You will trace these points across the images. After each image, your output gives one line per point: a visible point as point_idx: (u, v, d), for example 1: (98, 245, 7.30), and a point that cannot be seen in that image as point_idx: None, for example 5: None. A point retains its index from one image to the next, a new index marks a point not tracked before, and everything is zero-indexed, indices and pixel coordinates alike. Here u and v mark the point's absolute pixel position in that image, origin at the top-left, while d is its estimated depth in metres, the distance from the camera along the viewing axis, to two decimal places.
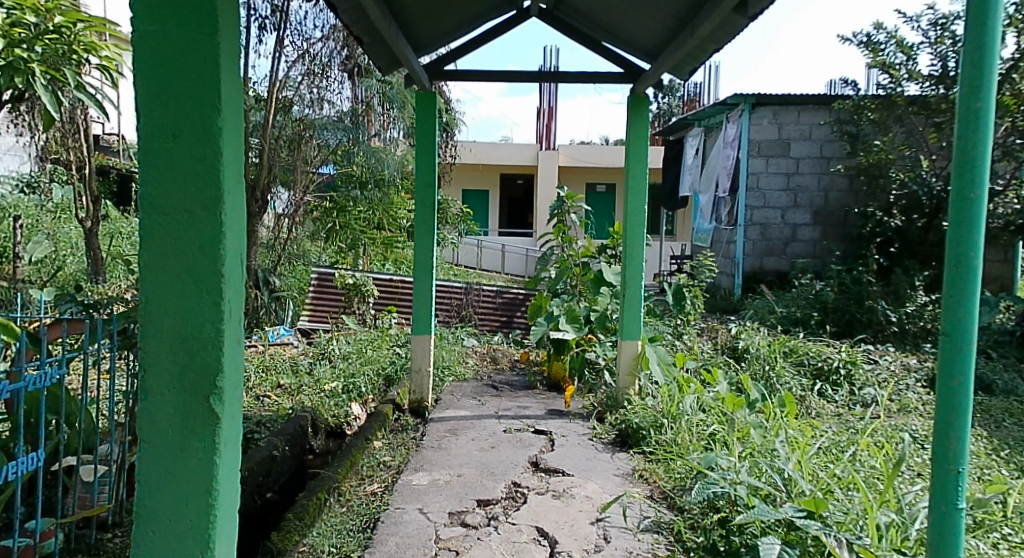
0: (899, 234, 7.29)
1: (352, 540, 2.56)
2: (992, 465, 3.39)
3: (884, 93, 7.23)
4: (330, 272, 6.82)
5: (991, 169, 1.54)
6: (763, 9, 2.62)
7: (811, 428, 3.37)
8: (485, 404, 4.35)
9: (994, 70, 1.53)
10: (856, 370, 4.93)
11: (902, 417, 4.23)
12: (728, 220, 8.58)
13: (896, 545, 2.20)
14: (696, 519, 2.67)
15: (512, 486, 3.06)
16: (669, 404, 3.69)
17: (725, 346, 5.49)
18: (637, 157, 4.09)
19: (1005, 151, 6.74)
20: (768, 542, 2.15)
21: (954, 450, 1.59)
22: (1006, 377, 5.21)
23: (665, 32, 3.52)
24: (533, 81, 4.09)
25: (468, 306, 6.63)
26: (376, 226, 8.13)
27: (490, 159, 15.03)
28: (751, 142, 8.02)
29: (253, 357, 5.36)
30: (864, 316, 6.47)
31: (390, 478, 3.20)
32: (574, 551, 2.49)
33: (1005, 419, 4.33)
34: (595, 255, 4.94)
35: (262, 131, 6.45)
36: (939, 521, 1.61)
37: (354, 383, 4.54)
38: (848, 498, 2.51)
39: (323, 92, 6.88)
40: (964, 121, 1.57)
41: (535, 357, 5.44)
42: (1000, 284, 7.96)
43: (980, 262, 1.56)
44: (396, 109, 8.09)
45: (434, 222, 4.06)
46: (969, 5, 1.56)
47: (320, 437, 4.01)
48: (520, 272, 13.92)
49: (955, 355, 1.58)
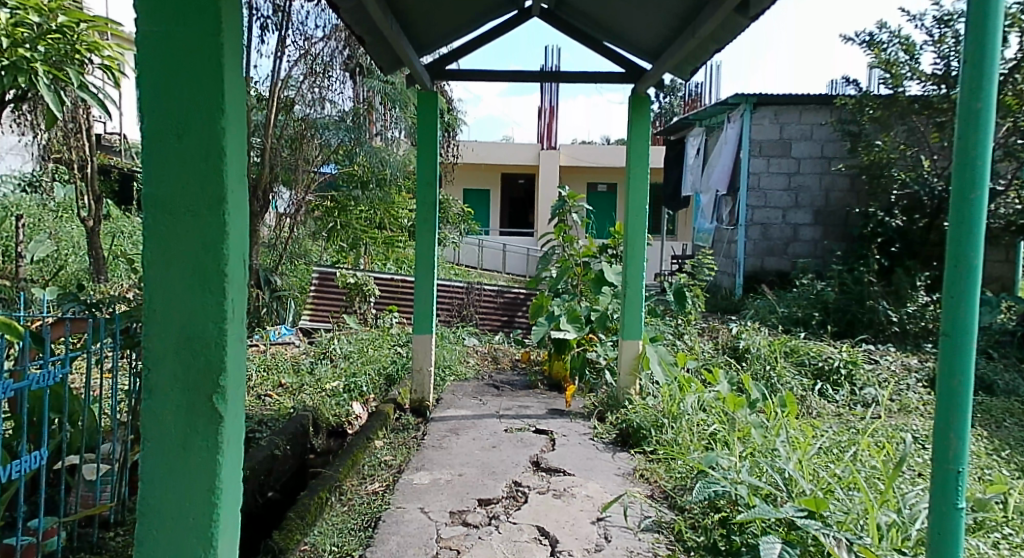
0: (900, 234, 7.29)
1: (353, 539, 2.56)
2: (993, 465, 3.39)
3: (886, 92, 7.24)
4: (331, 272, 6.82)
5: (990, 170, 1.55)
6: (764, 9, 2.62)
7: (811, 428, 3.37)
8: (485, 404, 4.35)
9: (995, 71, 1.53)
10: (856, 370, 4.93)
11: (902, 418, 4.24)
12: (729, 220, 8.58)
13: (897, 545, 2.21)
14: (697, 519, 2.67)
15: (513, 486, 3.06)
16: (670, 404, 3.69)
17: (726, 346, 5.49)
18: (638, 156, 4.09)
19: (1006, 151, 6.75)
20: (769, 542, 2.15)
21: (954, 450, 1.59)
22: (1007, 377, 5.22)
23: (666, 32, 3.51)
24: (534, 81, 4.10)
25: (469, 305, 6.64)
26: (377, 225, 8.15)
27: (490, 158, 15.05)
28: (752, 142, 8.01)
29: (254, 356, 5.37)
30: (866, 316, 6.47)
31: (391, 478, 3.20)
32: (574, 551, 2.49)
33: (1006, 419, 4.33)
34: (596, 255, 4.94)
35: (263, 130, 6.45)
36: (938, 520, 1.61)
37: (355, 382, 4.55)
38: (848, 499, 2.51)
39: (325, 92, 6.89)
40: (965, 122, 1.57)
41: (536, 357, 5.44)
42: (1002, 284, 7.95)
43: (980, 262, 1.56)
44: (398, 109, 8.10)
45: (435, 222, 4.06)
46: (969, 4, 1.56)
47: (320, 436, 4.01)
48: (521, 272, 13.93)
49: (954, 353, 1.58)
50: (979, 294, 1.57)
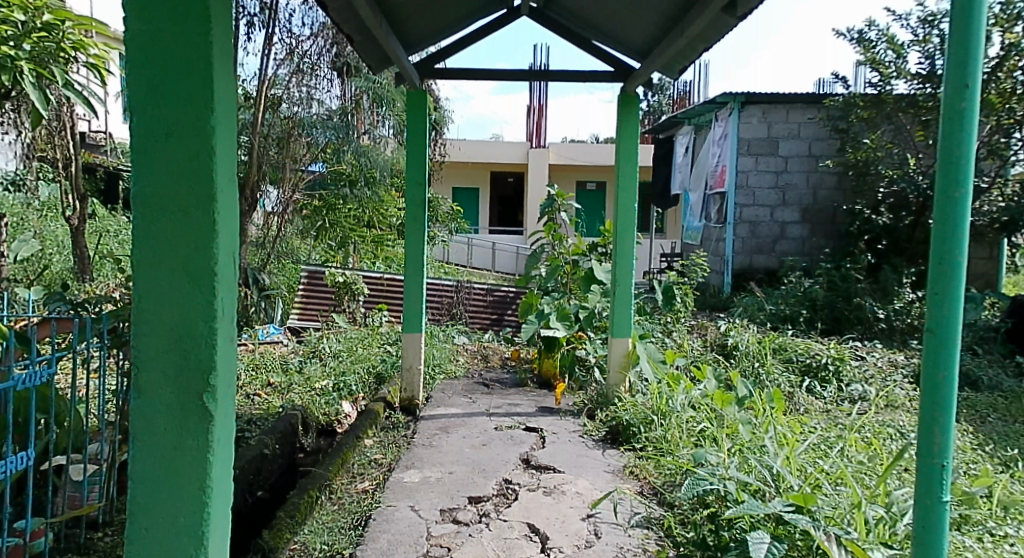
0: (887, 231, 7.34)
1: (344, 537, 2.57)
2: (978, 460, 3.43)
3: (874, 91, 7.30)
4: (320, 270, 6.79)
5: (974, 169, 1.56)
6: (752, 9, 2.63)
7: (799, 424, 3.38)
8: (476, 402, 4.36)
9: (976, 72, 1.55)
10: (844, 366, 4.97)
11: (888, 413, 4.28)
12: (717, 218, 8.64)
13: (884, 539, 2.23)
14: (686, 514, 2.70)
15: (504, 483, 3.07)
16: (659, 401, 3.71)
17: (715, 343, 5.51)
18: (627, 155, 4.11)
19: (990, 149, 6.85)
20: (757, 537, 2.15)
21: (938, 444, 1.61)
22: (991, 373, 5.27)
23: (656, 31, 3.52)
24: (523, 80, 4.10)
25: (458, 304, 6.64)
26: (366, 223, 8.28)
27: (479, 157, 15.06)
28: (740, 140, 8.06)
29: (242, 355, 5.34)
30: (853, 314, 6.52)
31: (381, 476, 3.20)
32: (564, 547, 2.50)
33: (990, 416, 4.38)
34: (585, 254, 4.96)
35: (250, 129, 6.39)
36: (923, 513, 1.63)
37: (344, 380, 4.53)
38: (835, 493, 2.54)
39: (312, 91, 6.86)
40: (949, 121, 1.58)
41: (526, 355, 5.45)
42: (986, 281, 8.04)
43: (964, 260, 1.58)
44: (386, 108, 8.17)
45: (424, 220, 4.05)
46: (955, 3, 1.57)
47: (311, 435, 4.01)
48: (510, 271, 13.96)
49: (932, 350, 1.61)
50: (964, 291, 1.58)
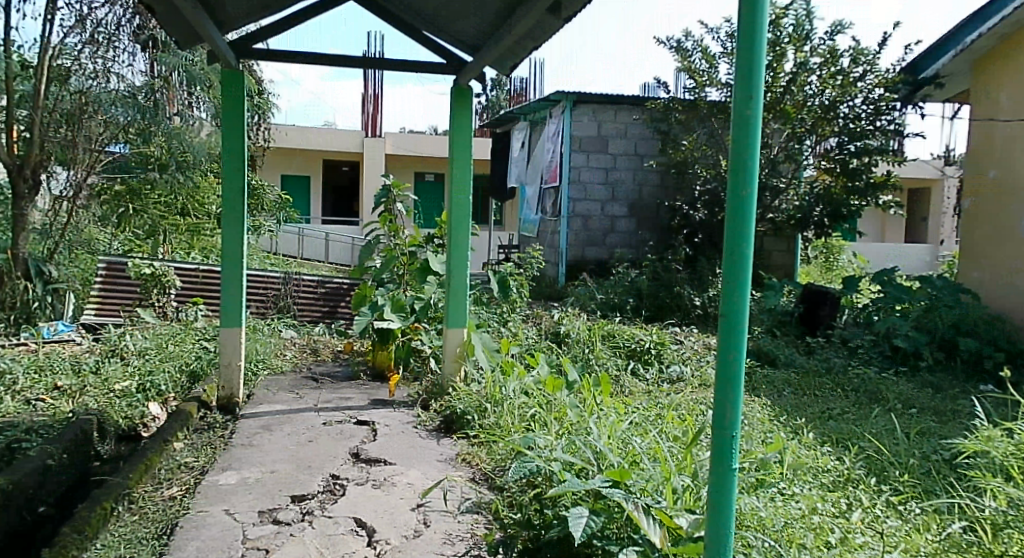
0: (703, 225, 7.95)
1: (143, 548, 2.37)
2: (774, 429, 3.81)
3: (690, 96, 7.85)
4: (121, 260, 6.26)
5: (759, 169, 1.71)
6: (576, 12, 2.74)
7: (622, 405, 3.58)
8: (303, 397, 4.19)
9: (760, 81, 1.70)
10: (664, 350, 5.32)
11: (701, 392, 4.64)
12: (551, 211, 8.94)
13: (689, 505, 2.41)
14: (514, 496, 2.77)
15: (331, 479, 2.98)
16: (493, 389, 3.77)
17: (548, 332, 5.69)
18: (461, 146, 4.11)
19: (787, 153, 7.64)
20: (578, 513, 2.23)
21: (729, 418, 1.75)
22: (787, 352, 5.87)
23: (486, 26, 3.55)
24: (353, 67, 3.98)
25: (287, 296, 6.36)
26: (178, 211, 7.77)
27: (312, 145, 14.51)
28: (573, 137, 8.38)
29: (30, 356, 4.77)
30: (673, 301, 7.00)
31: (193, 480, 2.99)
32: (392, 538, 2.47)
33: (784, 390, 4.89)
34: (422, 245, 4.90)
35: (31, 102, 5.88)
36: (717, 484, 1.77)
37: (152, 380, 4.19)
38: (650, 466, 2.70)
39: (111, 65, 6.26)
40: (738, 124, 1.72)
41: (359, 348, 5.33)
42: (784, 271, 8.95)
43: (750, 251, 1.73)
44: (201, 88, 7.66)
45: (244, 210, 3.82)
46: (743, 18, 1.71)
47: (110, 440, 3.66)
48: (346, 262, 13.60)
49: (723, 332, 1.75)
50: (750, 279, 1.73)
